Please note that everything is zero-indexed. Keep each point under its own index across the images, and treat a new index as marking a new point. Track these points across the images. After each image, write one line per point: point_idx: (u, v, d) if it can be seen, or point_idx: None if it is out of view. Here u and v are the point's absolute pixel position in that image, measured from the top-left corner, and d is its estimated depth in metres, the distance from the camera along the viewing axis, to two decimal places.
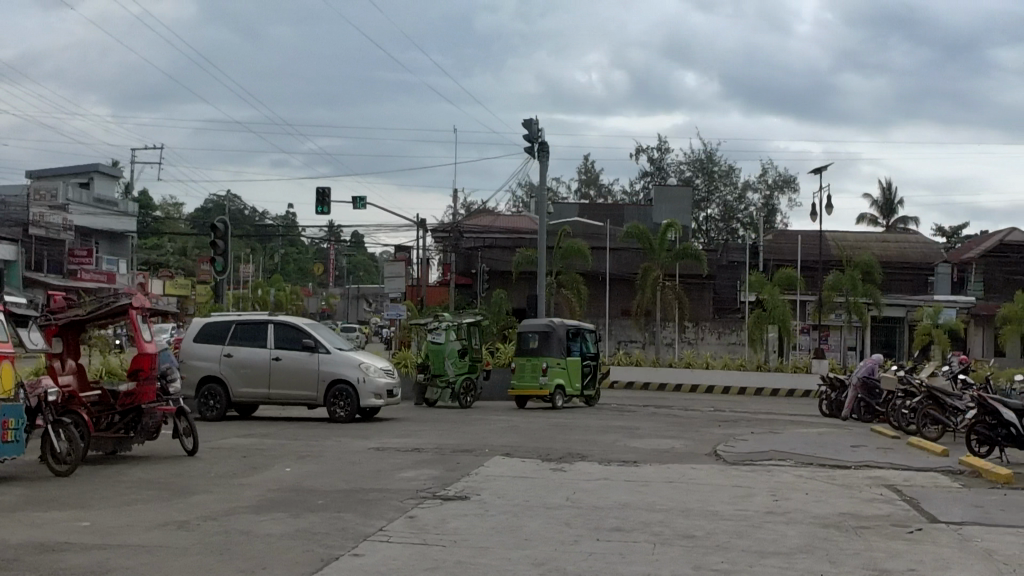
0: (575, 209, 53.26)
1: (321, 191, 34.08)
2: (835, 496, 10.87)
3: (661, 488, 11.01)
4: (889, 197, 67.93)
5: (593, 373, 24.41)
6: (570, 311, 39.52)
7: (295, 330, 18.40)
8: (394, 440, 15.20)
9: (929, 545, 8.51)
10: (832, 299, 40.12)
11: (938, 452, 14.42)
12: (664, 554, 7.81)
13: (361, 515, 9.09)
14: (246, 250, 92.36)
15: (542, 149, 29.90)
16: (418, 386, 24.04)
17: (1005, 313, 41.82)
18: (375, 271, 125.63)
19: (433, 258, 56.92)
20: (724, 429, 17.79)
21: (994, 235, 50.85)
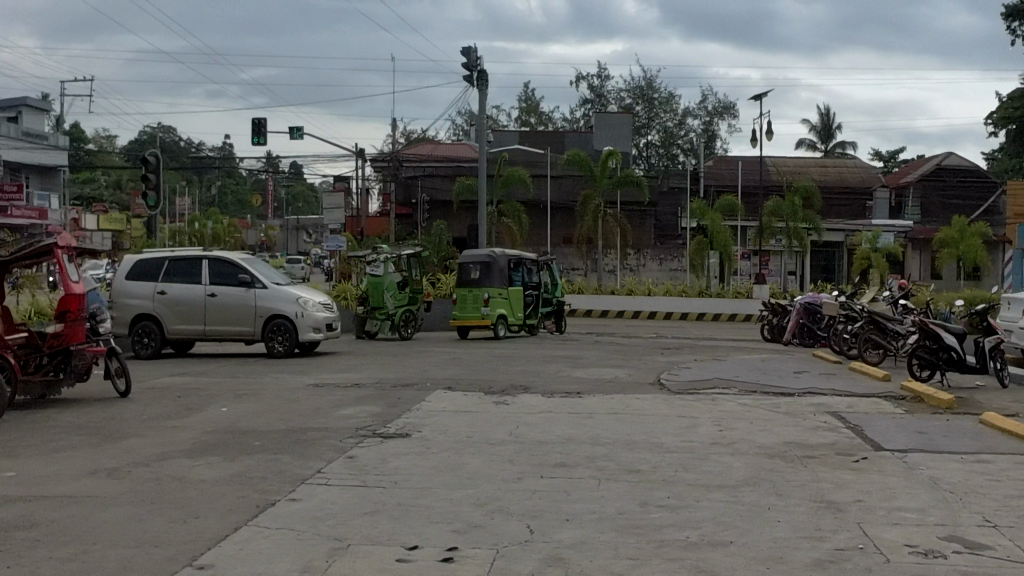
0: (515, 137, 52.78)
1: (257, 121, 33.35)
2: (779, 425, 10.77)
3: (605, 421, 10.84)
4: (827, 122, 68.22)
5: (535, 303, 24.23)
6: (511, 241, 39.06)
7: (230, 265, 18.00)
8: (333, 376, 14.92)
9: (876, 475, 8.43)
10: (772, 225, 40.28)
11: (880, 377, 14.43)
12: (610, 490, 7.65)
13: (298, 457, 8.83)
14: (181, 182, 90.64)
15: (480, 77, 29.39)
16: (357, 319, 23.68)
17: (940, 237, 42.18)
18: (313, 201, 124.35)
19: (372, 188, 56.28)
20: (667, 357, 17.70)
21: (930, 159, 51.36)
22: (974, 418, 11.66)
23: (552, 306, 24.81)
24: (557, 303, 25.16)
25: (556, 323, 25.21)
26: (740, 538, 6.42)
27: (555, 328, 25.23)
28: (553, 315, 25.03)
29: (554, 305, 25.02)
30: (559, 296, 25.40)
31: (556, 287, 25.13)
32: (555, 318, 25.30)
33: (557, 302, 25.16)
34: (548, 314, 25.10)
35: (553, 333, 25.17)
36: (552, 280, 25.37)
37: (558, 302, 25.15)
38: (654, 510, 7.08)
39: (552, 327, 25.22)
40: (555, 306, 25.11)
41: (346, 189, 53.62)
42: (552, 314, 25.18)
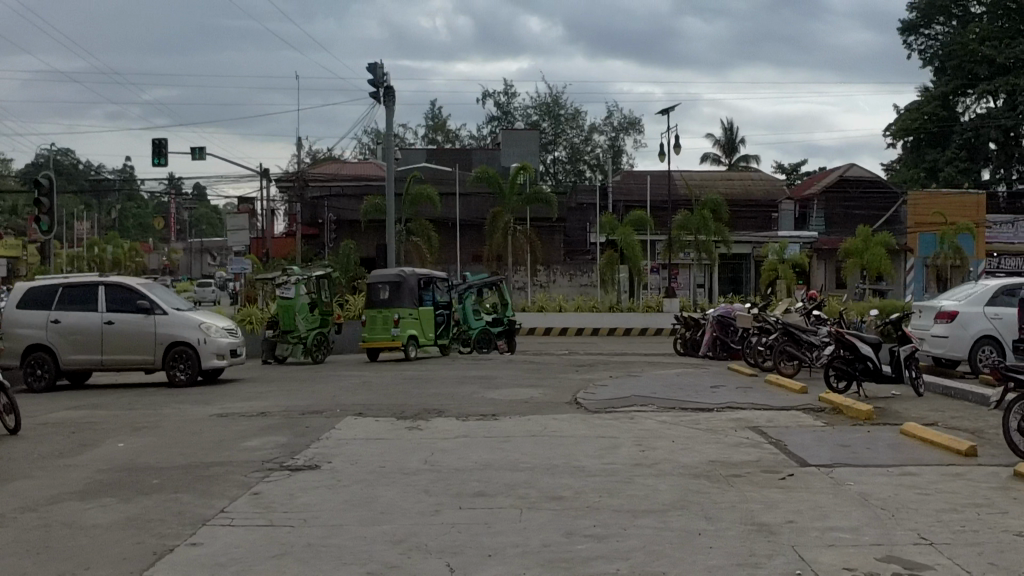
0: (421, 155, 52.37)
1: (157, 142, 32.48)
2: (701, 442, 10.51)
3: (524, 444, 10.47)
4: (731, 136, 69.00)
5: (446, 323, 23.87)
6: (420, 261, 38.42)
7: (128, 290, 17.28)
8: (237, 404, 14.32)
9: (804, 492, 8.17)
10: (680, 240, 40.44)
11: (797, 389, 14.28)
12: (533, 520, 7.26)
13: (200, 496, 8.29)
14: (79, 206, 88.22)
15: (387, 93, 28.93)
16: (266, 343, 23.00)
17: (846, 247, 42.71)
18: (217, 222, 122.43)
19: (278, 208, 55.41)
20: (582, 375, 17.39)
21: (833, 170, 52.27)
22: (894, 428, 11.51)
23: (502, 326, 24.67)
24: (509, 322, 24.97)
25: (507, 342, 24.99)
26: (673, 569, 6.08)
27: (506, 347, 25.05)
28: (504, 335, 24.78)
29: (505, 325, 24.82)
30: (510, 314, 25.06)
31: (507, 307, 24.84)
32: (507, 337, 25.01)
33: (510, 321, 24.94)
34: (499, 334, 24.79)
35: (506, 353, 24.85)
36: (501, 299, 25.11)
37: (508, 321, 24.94)
38: (580, 541, 6.73)
39: (504, 347, 25.07)
40: (507, 326, 24.89)
41: (251, 210, 52.59)
42: (505, 333, 25.00)
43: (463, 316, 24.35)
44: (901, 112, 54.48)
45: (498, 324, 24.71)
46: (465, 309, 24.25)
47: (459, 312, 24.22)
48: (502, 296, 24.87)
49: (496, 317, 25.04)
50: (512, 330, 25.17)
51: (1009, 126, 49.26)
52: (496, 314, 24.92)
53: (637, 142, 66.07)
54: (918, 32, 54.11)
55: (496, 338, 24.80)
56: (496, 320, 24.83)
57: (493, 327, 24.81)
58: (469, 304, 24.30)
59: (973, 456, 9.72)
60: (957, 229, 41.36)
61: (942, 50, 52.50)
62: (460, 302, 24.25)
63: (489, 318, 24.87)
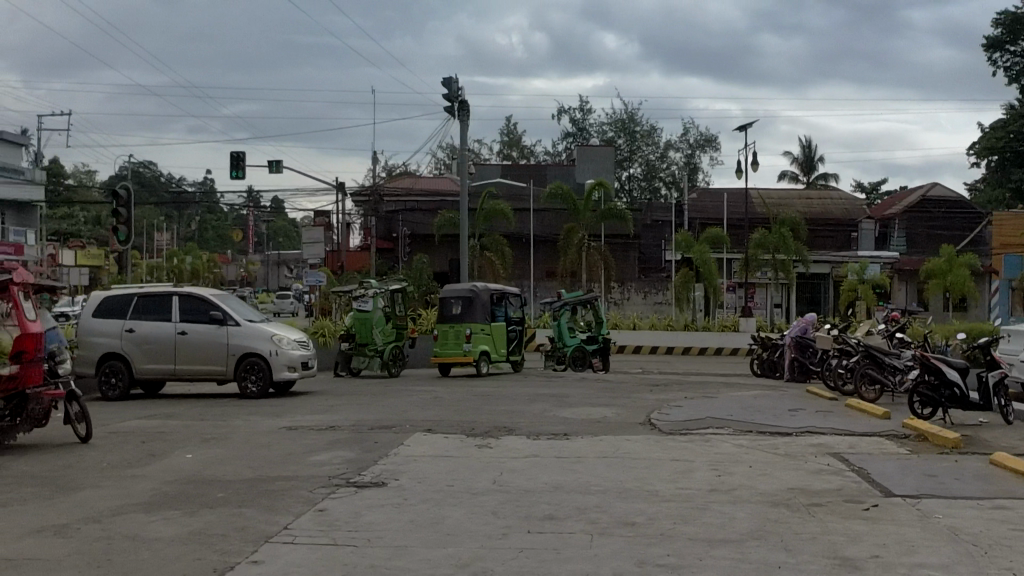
0: (496, 171, 52.32)
1: (235, 155, 32.80)
2: (780, 468, 10.14)
3: (596, 466, 10.20)
4: (809, 154, 68.02)
5: (518, 339, 23.67)
6: (493, 276, 38.17)
7: (201, 301, 17.32)
8: (307, 417, 14.24)
9: (890, 524, 7.79)
10: (757, 258, 39.84)
11: (880, 415, 13.79)
12: (604, 547, 6.99)
13: (265, 511, 8.14)
14: (160, 218, 89.69)
15: (461, 108, 28.86)
16: (342, 356, 23.12)
17: (927, 269, 41.64)
18: (294, 234, 123.91)
19: (354, 222, 55.74)
20: (656, 394, 17.04)
21: (915, 190, 51.29)
22: (983, 458, 11.03)
23: (596, 343, 23.89)
24: (604, 340, 24.21)
25: (602, 360, 24.19)
26: None
27: (602, 366, 24.13)
28: (598, 353, 23.97)
29: (600, 343, 24.03)
30: (605, 332, 24.37)
31: (602, 323, 24.06)
32: (602, 355, 24.09)
33: (604, 339, 24.20)
34: (593, 352, 24.00)
35: (601, 371, 23.89)
36: (597, 316, 24.36)
37: (603, 339, 24.16)
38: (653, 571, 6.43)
39: (599, 366, 24.29)
40: (602, 344, 24.07)
41: (327, 224, 52.98)
42: (599, 351, 24.13)
43: (558, 333, 23.88)
44: (985, 131, 53.26)
45: (591, 342, 23.93)
46: (560, 326, 23.77)
47: (554, 329, 23.75)
48: (596, 313, 24.13)
49: (591, 335, 24.26)
50: (607, 348, 24.33)
51: None
52: (590, 332, 24.20)
53: (713, 160, 65.45)
54: (1004, 48, 52.82)
55: (590, 356, 24.01)
56: (591, 338, 24.07)
57: (588, 344, 24.04)
58: (564, 321, 23.63)
59: None
60: None
61: None
62: (555, 319, 23.82)
63: (584, 336, 24.17)
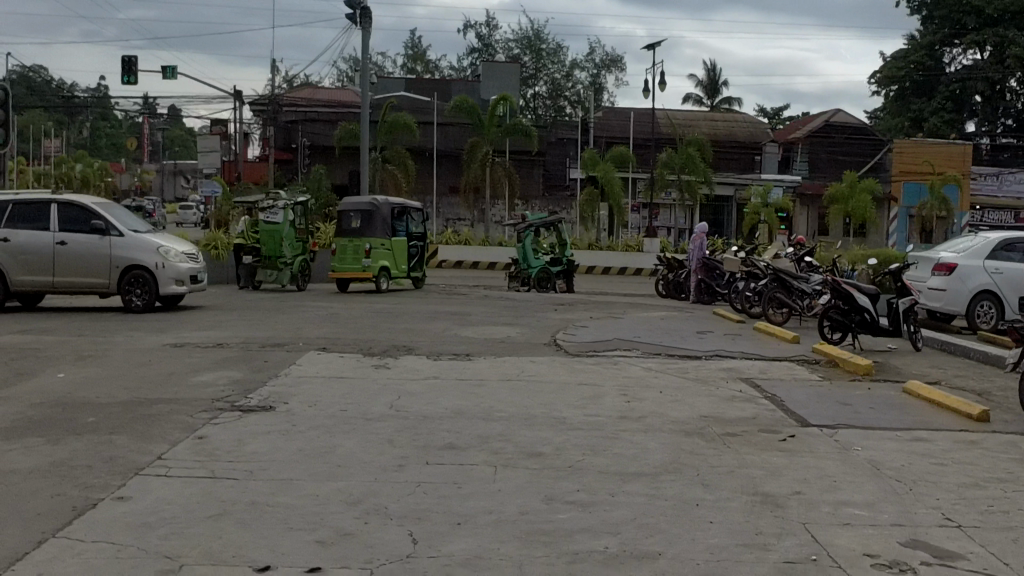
0: (400, 85, 50.95)
1: (127, 59, 31.20)
2: (691, 394, 9.72)
3: (498, 390, 9.66)
4: (714, 77, 67.82)
5: (419, 255, 23.07)
6: (396, 191, 37.23)
7: (82, 210, 16.24)
8: (193, 334, 13.42)
9: (808, 457, 7.39)
10: (664, 179, 39.50)
11: (789, 339, 13.49)
12: (509, 482, 6.43)
13: (138, 439, 7.42)
14: (49, 122, 86.30)
15: (363, 14, 27.73)
16: (247, 268, 22.29)
17: (831, 194, 41.88)
18: (191, 145, 120.61)
19: (252, 133, 54.16)
20: (560, 314, 16.53)
21: (819, 114, 51.34)
22: (896, 386, 10.76)
23: (561, 266, 22.88)
24: (569, 262, 23.15)
25: (566, 283, 23.30)
26: (670, 549, 5.26)
27: (566, 288, 23.23)
28: (563, 275, 22.96)
29: (564, 265, 22.98)
30: (569, 254, 23.24)
31: (566, 245, 23.02)
32: (567, 277, 23.16)
33: (568, 261, 23.10)
34: (558, 274, 22.99)
35: (565, 294, 23.04)
36: (560, 238, 23.27)
37: (568, 261, 23.11)
38: (562, 509, 5.90)
39: (563, 287, 23.31)
40: (566, 266, 23.06)
41: (224, 133, 51.29)
42: (563, 273, 23.18)
43: (523, 254, 22.81)
44: (887, 61, 53.57)
45: (556, 263, 22.88)
46: (525, 247, 22.68)
47: (518, 250, 22.65)
48: (559, 235, 23.09)
49: (555, 257, 23.27)
50: (571, 270, 23.39)
51: (997, 80, 48.33)
52: (554, 254, 23.17)
53: (619, 80, 64.90)
54: None
55: (555, 277, 23.03)
56: (555, 260, 23.02)
57: (553, 266, 23.01)
58: (528, 243, 22.64)
59: (984, 421, 9.00)
60: (945, 181, 41.02)
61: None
62: (520, 240, 22.72)
63: (547, 258, 23.12)
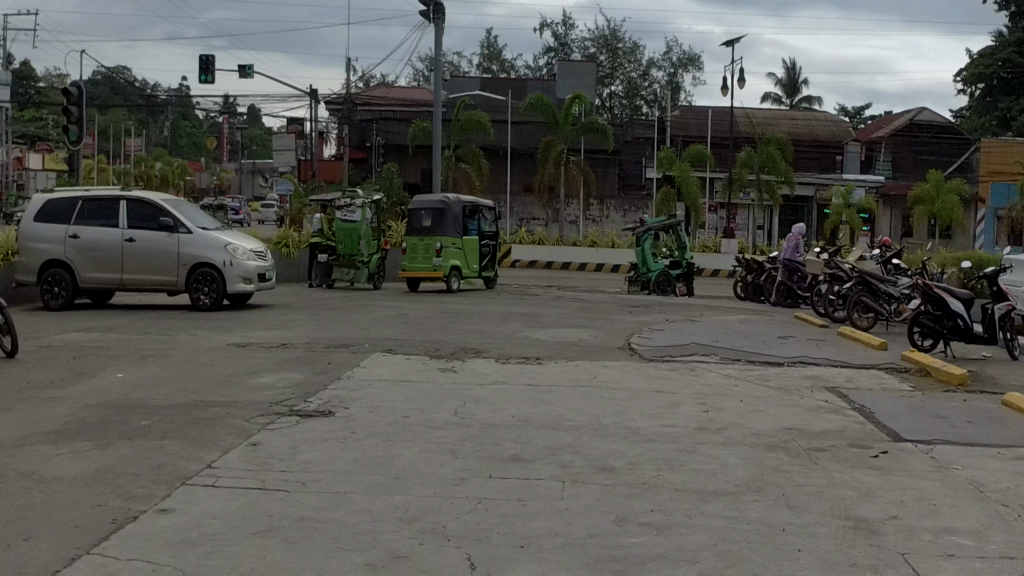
0: (474, 84, 50.62)
1: (204, 58, 31.23)
2: (774, 404, 9.16)
3: (569, 397, 9.18)
4: (793, 75, 66.53)
5: (491, 255, 22.73)
6: (469, 189, 36.88)
7: (151, 207, 16.09)
8: (259, 334, 13.12)
9: (902, 477, 6.82)
10: (743, 177, 38.65)
11: (877, 346, 12.84)
12: (578, 499, 5.96)
13: (189, 445, 7.07)
14: (131, 122, 87.56)
15: (436, 11, 27.44)
16: (322, 267, 21.95)
17: (915, 194, 40.57)
18: (268, 145, 121.75)
19: (328, 132, 54.25)
20: (635, 317, 15.99)
21: (902, 113, 50.00)
22: (994, 398, 10.09)
23: (681, 269, 22.03)
24: (689, 264, 22.28)
25: (686, 286, 22.42)
26: None
27: (687, 292, 22.37)
28: (683, 278, 22.08)
29: (685, 268, 22.10)
30: (689, 257, 22.37)
31: (686, 247, 22.19)
32: (688, 280, 22.23)
33: (688, 264, 22.24)
34: (678, 277, 22.14)
35: (685, 298, 22.00)
36: (679, 240, 22.39)
37: (688, 264, 22.24)
38: (635, 532, 5.42)
39: (684, 291, 22.50)
40: (687, 269, 22.18)
41: (299, 132, 51.32)
42: (684, 276, 22.23)
43: (641, 258, 22.20)
44: (974, 57, 51.98)
45: (676, 267, 22.09)
46: (644, 252, 22.06)
47: (636, 255, 22.05)
48: (678, 237, 22.25)
49: (675, 260, 22.41)
50: (691, 273, 22.51)
51: None
52: (674, 257, 22.34)
53: (696, 79, 63.98)
54: None
55: (675, 281, 22.22)
56: (675, 262, 22.22)
57: (672, 270, 22.22)
58: (648, 247, 21.97)
59: None
60: None
61: None
62: (638, 244, 22.11)
63: (667, 262, 22.33)
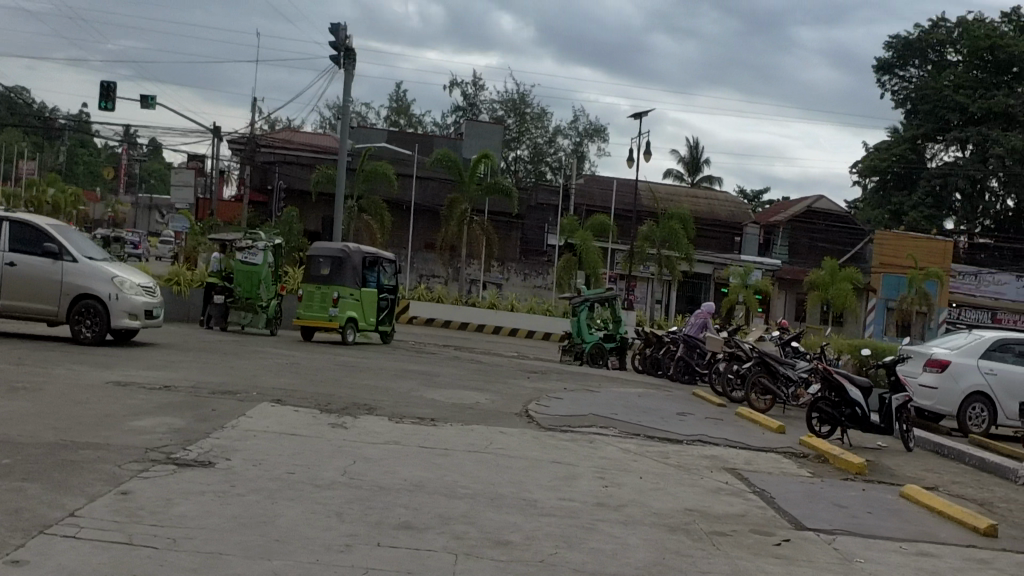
0: (381, 136, 50.38)
1: (106, 85, 30.37)
2: (673, 483, 8.91)
3: (463, 462, 8.80)
4: (695, 155, 67.74)
5: (389, 308, 22.31)
6: (369, 239, 36.44)
7: (36, 231, 15.34)
8: (141, 373, 12.47)
9: (806, 568, 6.59)
10: (644, 251, 38.91)
11: (776, 429, 12.72)
12: (471, 574, 5.58)
13: (52, 490, 6.50)
14: (25, 144, 85.16)
15: (347, 57, 27.13)
16: (218, 308, 21.28)
17: (812, 279, 41.35)
18: (165, 179, 119.52)
19: (229, 172, 53.31)
20: (533, 383, 15.68)
21: (799, 201, 51.10)
22: (891, 489, 10.00)
23: (615, 342, 21.86)
24: (622, 338, 22.15)
25: (618, 359, 22.19)
26: None
27: (618, 365, 22.15)
28: (616, 351, 21.91)
29: (618, 342, 21.98)
30: (622, 330, 22.25)
31: (621, 321, 22.06)
32: (619, 354, 22.14)
33: (621, 338, 22.13)
34: (611, 349, 21.95)
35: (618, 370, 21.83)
36: (614, 312, 22.10)
37: (622, 338, 22.11)
38: None
39: (615, 363, 22.16)
40: (619, 342, 22.06)
41: (199, 170, 50.30)
42: (616, 349, 22.14)
43: (576, 328, 21.61)
44: (870, 151, 53.58)
45: (610, 340, 21.86)
46: (580, 321, 21.51)
47: (572, 324, 21.47)
48: (614, 310, 22.06)
49: (608, 332, 22.22)
50: (623, 347, 22.39)
51: (977, 177, 48.16)
52: (608, 329, 22.12)
53: (601, 150, 64.70)
54: (893, 72, 53.13)
55: (607, 353, 21.99)
56: (610, 335, 21.98)
57: (606, 342, 21.99)
58: (584, 317, 21.47)
59: (993, 537, 8.23)
60: (927, 276, 41.03)
61: (915, 94, 51.44)
62: (575, 314, 21.54)
63: (601, 333, 22.04)
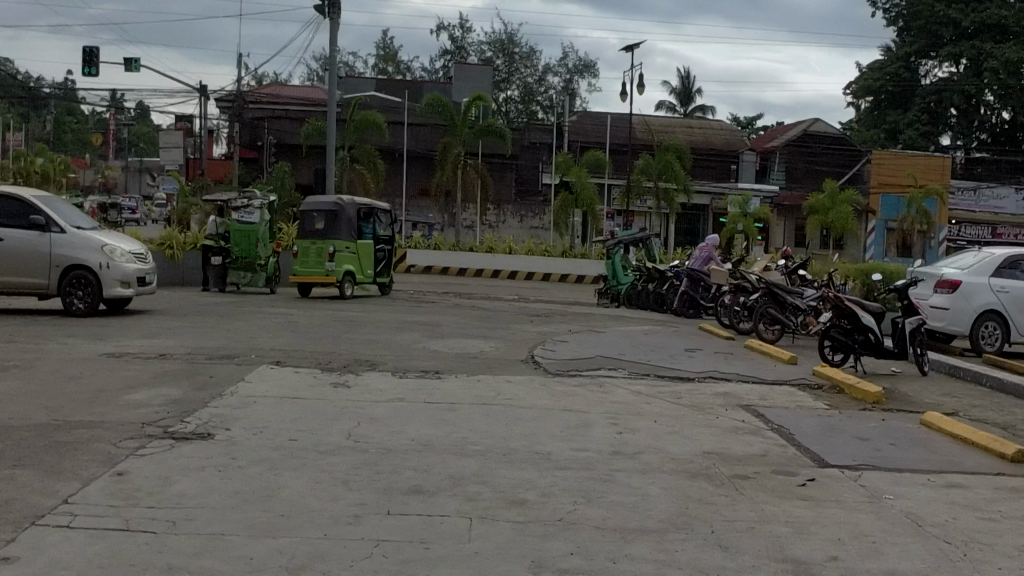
0: (369, 85, 49.72)
1: (87, 50, 29.80)
2: (689, 425, 8.63)
3: (471, 417, 8.51)
4: (687, 84, 66.97)
5: (387, 259, 22.07)
6: (364, 191, 36.00)
7: (18, 203, 14.98)
8: (136, 343, 12.16)
9: (836, 508, 6.31)
10: (641, 185, 38.46)
11: (787, 360, 12.44)
12: (487, 541, 5.30)
13: (43, 476, 6.21)
14: (11, 115, 84.27)
15: (332, 5, 26.53)
16: (216, 270, 20.93)
17: (810, 203, 41.03)
18: (154, 141, 118.51)
19: (218, 131, 52.68)
20: (536, 327, 15.38)
21: (796, 124, 50.73)
22: (911, 416, 9.73)
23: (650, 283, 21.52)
24: None
25: None
26: None
27: None
28: None
29: None
30: None
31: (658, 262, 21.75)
32: None
33: None
34: None
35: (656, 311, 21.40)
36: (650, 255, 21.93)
37: None
38: None
39: None
40: None
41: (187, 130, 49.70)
42: None
43: (612, 271, 21.56)
44: (864, 71, 52.88)
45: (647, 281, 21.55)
46: (614, 264, 21.46)
47: (607, 267, 21.43)
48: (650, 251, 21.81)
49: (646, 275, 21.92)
50: None
51: (972, 93, 47.54)
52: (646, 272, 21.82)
53: (592, 85, 63.98)
54: None
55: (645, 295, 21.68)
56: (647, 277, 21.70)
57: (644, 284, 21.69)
58: (618, 259, 21.39)
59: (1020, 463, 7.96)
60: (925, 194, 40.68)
61: (907, 12, 50.63)
62: (609, 257, 21.52)
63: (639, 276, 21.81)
